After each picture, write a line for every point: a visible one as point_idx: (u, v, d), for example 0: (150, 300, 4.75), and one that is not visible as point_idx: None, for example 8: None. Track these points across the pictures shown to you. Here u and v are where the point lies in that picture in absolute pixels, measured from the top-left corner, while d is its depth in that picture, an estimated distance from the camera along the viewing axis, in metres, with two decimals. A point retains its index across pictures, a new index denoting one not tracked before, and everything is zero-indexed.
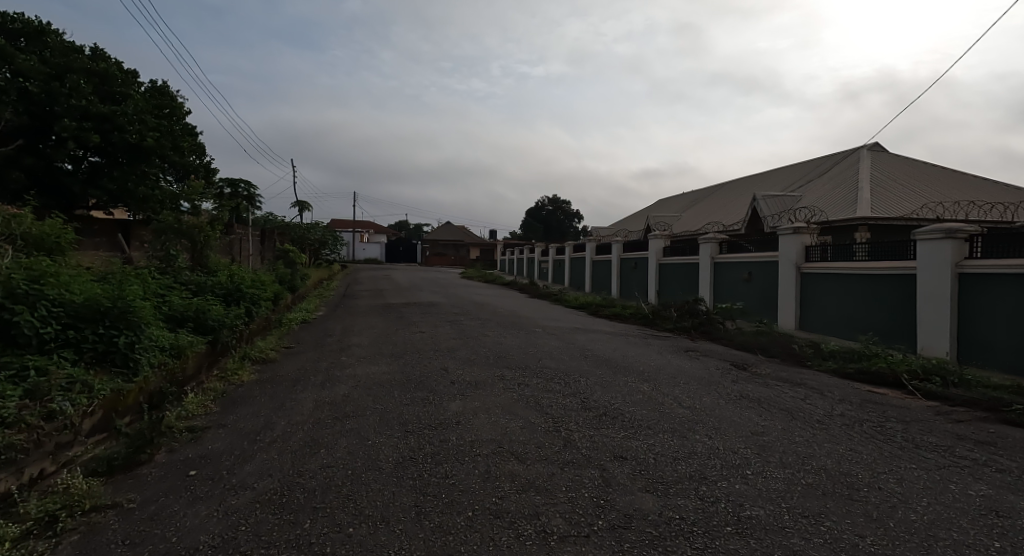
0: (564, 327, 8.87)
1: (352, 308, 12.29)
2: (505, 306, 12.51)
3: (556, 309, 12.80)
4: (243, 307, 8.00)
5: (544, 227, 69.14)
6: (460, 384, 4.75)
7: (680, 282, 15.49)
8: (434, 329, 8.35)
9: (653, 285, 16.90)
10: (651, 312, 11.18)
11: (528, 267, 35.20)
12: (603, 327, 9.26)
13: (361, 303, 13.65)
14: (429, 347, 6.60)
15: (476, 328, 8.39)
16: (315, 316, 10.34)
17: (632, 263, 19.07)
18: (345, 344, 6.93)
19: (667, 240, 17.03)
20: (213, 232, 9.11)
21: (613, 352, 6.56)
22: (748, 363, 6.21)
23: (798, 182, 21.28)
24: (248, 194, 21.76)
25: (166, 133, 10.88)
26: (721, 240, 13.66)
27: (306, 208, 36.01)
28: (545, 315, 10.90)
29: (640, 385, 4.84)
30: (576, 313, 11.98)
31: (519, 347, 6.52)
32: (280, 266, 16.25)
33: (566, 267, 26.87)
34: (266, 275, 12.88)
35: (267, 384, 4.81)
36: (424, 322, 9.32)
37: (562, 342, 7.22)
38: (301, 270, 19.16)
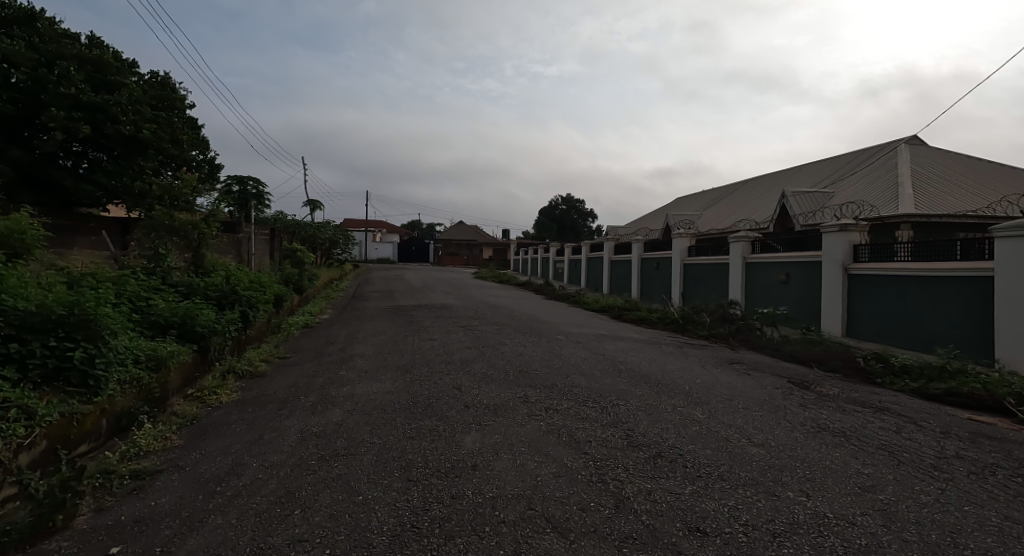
0: (589, 335, 8.08)
1: (361, 311, 11.61)
2: (523, 310, 11.74)
3: (577, 313, 11.99)
4: (239, 311, 7.31)
5: (558, 226, 68.21)
6: (477, 408, 3.99)
7: (707, 284, 14.56)
8: (447, 336, 7.61)
9: (677, 286, 16.00)
10: (681, 317, 10.34)
11: (543, 267, 34.35)
12: (631, 334, 8.44)
13: (371, 305, 12.96)
14: (442, 359, 5.86)
15: (492, 336, 7.63)
16: (320, 320, 9.67)
17: (654, 263, 18.16)
18: (347, 354, 6.21)
19: (692, 239, 16.11)
20: (210, 230, 8.45)
21: (649, 366, 5.75)
22: (808, 381, 5.38)
23: (830, 178, 20.21)
24: (259, 193, 21.46)
25: (164, 126, 10.28)
26: (754, 239, 12.73)
27: (319, 208, 35.66)
28: (566, 320, 10.12)
29: (692, 411, 4.03)
30: (599, 318, 11.16)
31: (542, 360, 5.75)
32: (288, 266, 15.67)
33: (583, 267, 25.97)
34: (271, 276, 12.26)
35: (249, 406, 4.09)
36: (436, 328, 8.57)
37: (590, 353, 6.43)
38: (310, 270, 18.59)
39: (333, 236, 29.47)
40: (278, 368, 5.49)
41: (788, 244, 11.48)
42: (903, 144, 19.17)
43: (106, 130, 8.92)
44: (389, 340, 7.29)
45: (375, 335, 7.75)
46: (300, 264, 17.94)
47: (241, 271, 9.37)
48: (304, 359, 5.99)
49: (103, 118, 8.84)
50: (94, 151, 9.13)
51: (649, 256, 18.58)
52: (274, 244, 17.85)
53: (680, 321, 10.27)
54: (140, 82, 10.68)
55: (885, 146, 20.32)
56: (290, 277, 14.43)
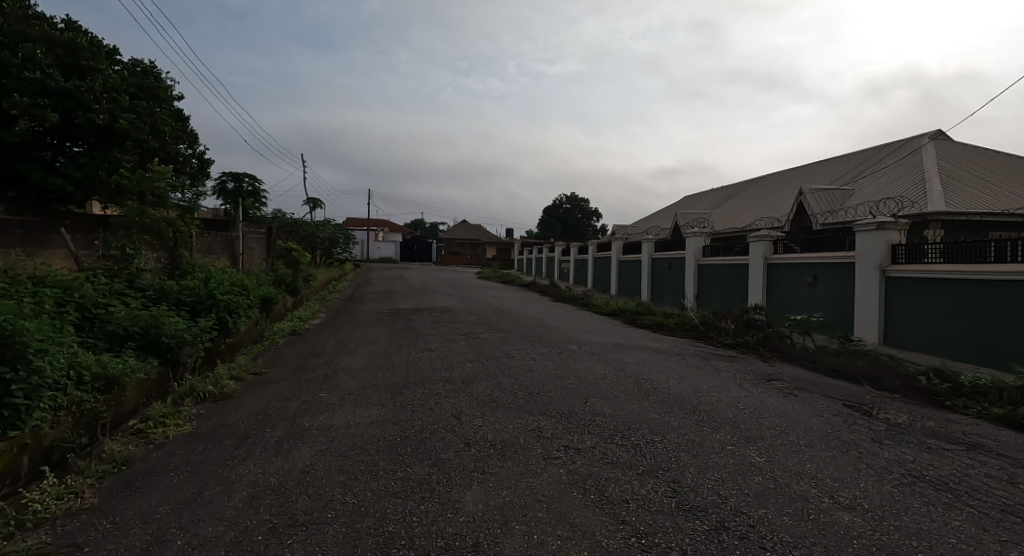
0: (604, 344, 7.32)
1: (357, 315, 10.92)
2: (529, 314, 11.02)
3: (586, 317, 11.26)
4: (217, 318, 6.58)
5: (562, 225, 67.45)
6: (481, 448, 3.24)
7: (724, 287, 13.78)
8: (449, 346, 6.90)
9: (691, 288, 15.25)
10: (700, 322, 9.61)
11: (548, 267, 33.60)
12: (649, 343, 7.70)
13: (367, 308, 12.27)
14: (440, 375, 5.13)
15: (498, 345, 6.90)
16: (311, 326, 8.98)
17: (665, 263, 17.39)
18: (334, 368, 5.49)
19: (706, 238, 15.34)
20: (188, 228, 7.73)
21: (678, 385, 5.01)
22: (865, 404, 4.63)
23: (848, 175, 19.39)
24: (253, 189, 20.88)
25: (144, 116, 9.57)
26: (775, 238, 11.95)
27: (320, 206, 35.03)
28: (576, 326, 9.40)
29: (744, 450, 3.28)
30: (610, 323, 10.42)
31: (556, 378, 5.01)
32: (282, 267, 14.97)
33: (590, 267, 25.20)
34: (261, 278, 11.56)
35: (203, 441, 3.34)
36: (436, 335, 7.84)
37: (608, 367, 5.70)
38: (306, 271, 17.88)
39: (333, 235, 28.79)
40: (252, 387, 4.75)
41: (814, 244, 10.71)
42: (927, 139, 18.36)
43: (77, 119, 8.22)
44: (383, 350, 6.57)
45: (369, 344, 7.04)
46: (296, 264, 17.27)
47: (225, 273, 8.66)
48: (284, 374, 5.27)
49: (73, 107, 8.14)
50: (65, 143, 8.44)
51: (659, 256, 17.80)
52: (270, 243, 17.19)
53: (699, 327, 9.54)
54: (119, 70, 9.98)
55: (906, 141, 19.50)
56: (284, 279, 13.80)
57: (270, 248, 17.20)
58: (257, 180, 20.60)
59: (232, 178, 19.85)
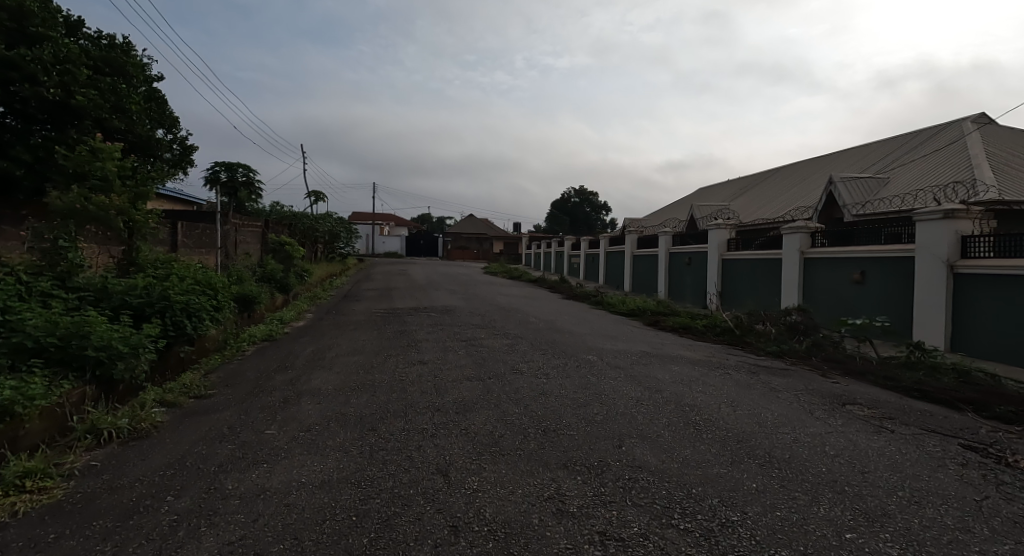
0: (630, 354, 6.22)
1: (349, 315, 9.91)
2: (538, 315, 9.96)
3: (603, 318, 10.18)
4: (169, 324, 5.55)
5: (572, 220, 66.19)
6: (475, 540, 2.13)
7: (753, 284, 12.63)
8: (446, 356, 5.84)
9: (716, 284, 14.11)
10: (734, 325, 8.48)
11: (557, 261, 32.49)
12: (681, 353, 6.58)
13: (360, 307, 11.27)
14: (431, 401, 4.04)
15: (504, 356, 5.83)
16: (293, 329, 7.96)
17: (684, 258, 16.20)
18: (300, 389, 4.43)
19: (731, 231, 14.17)
20: (148, 218, 6.71)
21: (734, 415, 3.90)
22: (990, 444, 3.48)
23: (882, 163, 18.08)
24: (247, 181, 20.45)
25: (107, 92, 8.52)
26: (813, 230, 10.76)
27: (322, 199, 34.14)
28: (592, 329, 8.33)
29: (876, 542, 2.15)
30: (629, 325, 9.32)
31: (576, 406, 3.90)
32: (273, 263, 13.96)
33: (602, 262, 24.06)
34: (244, 275, 10.54)
35: (65, 521, 2.25)
36: (433, 342, 6.78)
37: (641, 388, 4.60)
38: (302, 267, 16.89)
39: (334, 229, 27.83)
40: (185, 417, 3.69)
41: (861, 235, 9.51)
42: (969, 124, 17.01)
43: (22, 92, 7.20)
44: (367, 362, 5.51)
45: (354, 353, 5.99)
46: (290, 259, 16.30)
47: (193, 269, 7.63)
48: (235, 396, 4.21)
49: (17, 78, 7.11)
50: (11, 120, 7.42)
51: (678, 250, 16.64)
52: (262, 237, 16.19)
53: (732, 330, 8.40)
54: (78, 41, 8.95)
55: (945, 127, 18.13)
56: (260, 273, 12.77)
57: (263, 242, 16.24)
58: (252, 173, 20.25)
59: (225, 168, 19.58)
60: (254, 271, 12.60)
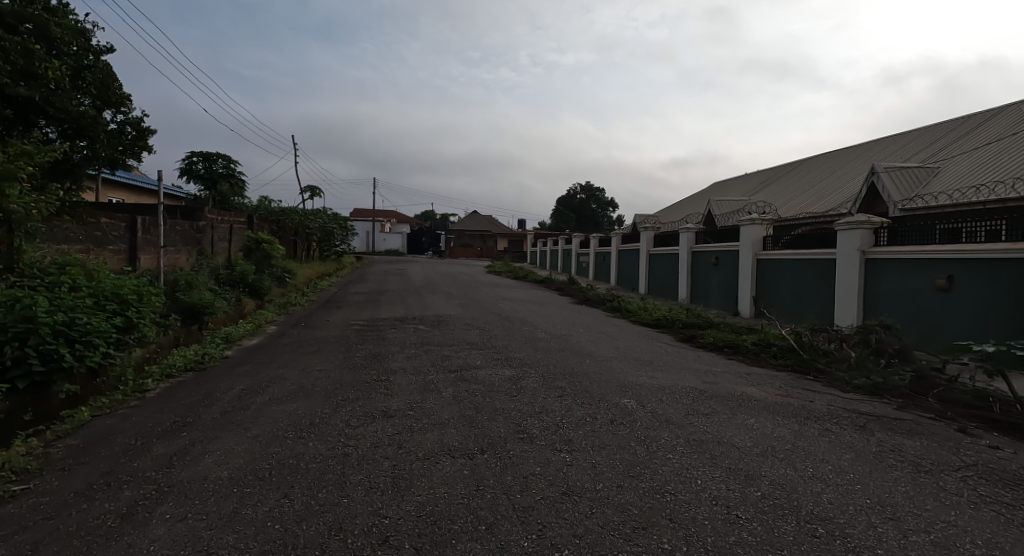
0: (678, 396, 4.54)
1: (321, 327, 8.27)
2: (548, 328, 8.30)
3: (626, 333, 8.48)
4: (32, 354, 3.84)
5: (578, 217, 64.50)
6: None
7: (797, 288, 10.91)
8: (423, 403, 4.15)
9: (750, 288, 12.38)
10: (795, 344, 6.77)
11: (565, 260, 30.78)
12: (745, 392, 4.86)
13: (337, 316, 9.63)
14: (378, 517, 2.34)
15: (504, 402, 4.14)
16: (240, 350, 6.30)
17: (710, 258, 14.47)
18: (174, 478, 2.72)
19: (768, 227, 12.42)
20: (31, 206, 5.04)
21: (916, 551, 2.16)
22: None
23: (929, 152, 16.29)
24: (226, 172, 18.87)
25: (13, 54, 6.89)
26: (877, 226, 9.02)
27: (317, 194, 32.60)
28: (617, 351, 6.62)
29: None
30: (660, 343, 7.62)
31: (630, 537, 2.18)
32: (243, 264, 12.33)
33: (614, 261, 22.36)
34: (196, 280, 8.89)
35: None
36: (411, 374, 5.10)
37: (722, 476, 2.88)
38: (283, 267, 15.28)
39: (326, 226, 26.25)
40: None
41: (943, 232, 7.79)
42: None
43: None
44: (308, 415, 3.81)
45: (296, 396, 4.30)
46: (268, 259, 14.67)
47: (108, 272, 5.97)
48: (52, 497, 2.50)
49: None
50: None
51: (702, 249, 14.91)
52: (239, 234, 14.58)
53: (794, 351, 6.69)
54: None
55: (998, 113, 16.37)
56: (226, 275, 11.18)
57: (240, 240, 14.61)
58: (232, 164, 18.72)
59: (202, 158, 18.07)
60: (219, 274, 11.00)
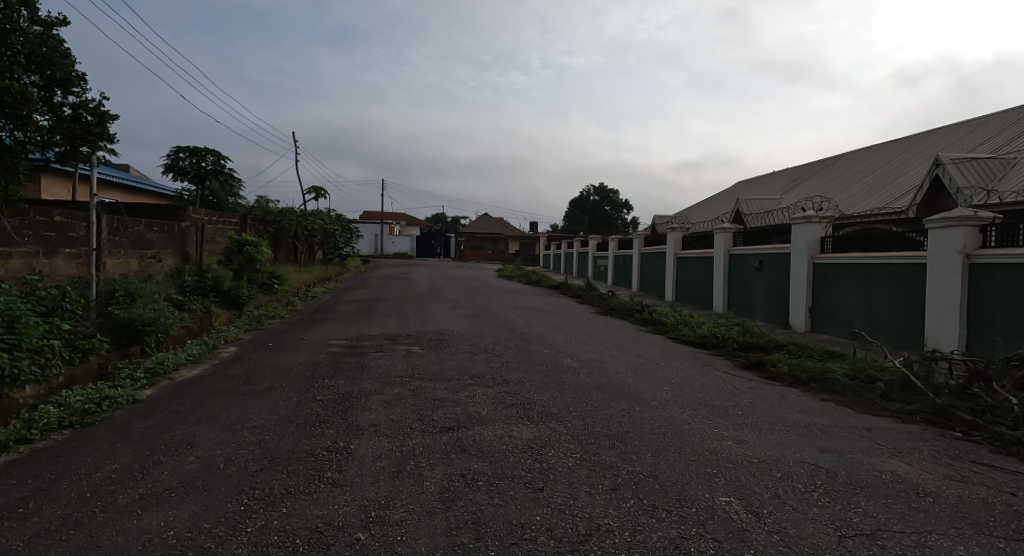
0: (795, 486, 2.83)
1: (292, 349, 6.68)
2: (573, 352, 6.62)
3: (671, 358, 6.76)
4: None
5: (591, 219, 62.79)
6: None
7: (868, 299, 9.14)
8: (385, 511, 2.46)
9: (804, 297, 10.62)
10: (913, 380, 4.99)
11: (580, 264, 29.06)
12: (896, 471, 3.12)
13: (316, 332, 8.01)
14: None
15: (522, 514, 2.43)
16: (166, 387, 4.71)
17: (753, 262, 12.70)
18: None
19: (827, 227, 10.62)
20: None
21: None
22: None
23: (999, 142, 14.29)
24: (216, 170, 17.41)
25: None
26: (983, 224, 7.21)
27: (323, 195, 31.39)
28: (672, 390, 4.89)
29: None
30: (720, 374, 5.88)
31: None
32: (220, 271, 10.83)
33: (635, 265, 20.64)
34: (146, 291, 7.35)
35: None
36: (383, 438, 3.44)
37: None
38: (271, 274, 13.74)
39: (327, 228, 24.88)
40: None
41: None
42: None
43: None
44: (181, 544, 2.15)
45: (188, 490, 2.65)
46: (252, 264, 13.10)
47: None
48: None
49: None
50: None
51: (744, 251, 13.15)
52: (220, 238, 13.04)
53: (913, 390, 4.90)
54: None
55: None
56: (193, 283, 9.64)
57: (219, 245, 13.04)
58: (222, 161, 17.29)
59: (188, 154, 16.65)
60: (187, 282, 9.48)
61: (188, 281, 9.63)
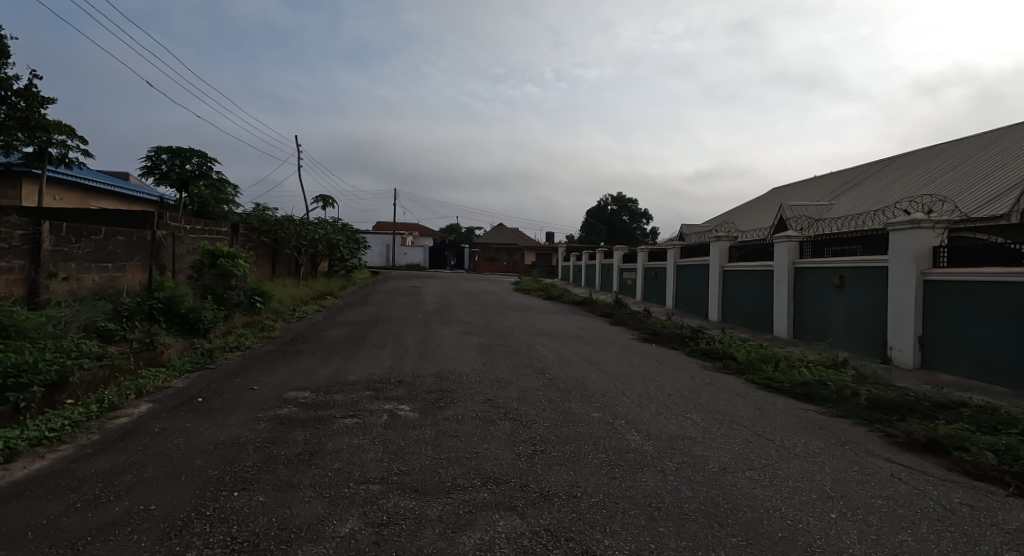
0: None
1: (228, 408, 4.60)
2: (637, 420, 4.45)
3: (784, 427, 4.53)
4: None
5: (608, 229, 60.64)
6: None
7: (1016, 329, 6.88)
8: None
9: (910, 323, 8.38)
10: None
11: (604, 277, 26.88)
12: None
13: (281, 375, 5.93)
14: None
15: None
16: None
17: (830, 278, 10.55)
18: None
19: (941, 235, 8.37)
20: None
21: None
22: None
23: None
24: (203, 174, 15.55)
25: None
26: None
27: (330, 204, 29.77)
28: (853, 525, 2.68)
29: None
30: (888, 466, 3.65)
31: None
32: (179, 290, 8.72)
33: (671, 279, 18.52)
34: (35, 326, 5.30)
35: None
36: None
37: None
38: (252, 295, 11.52)
39: (332, 239, 23.16)
40: None
41: None
42: None
43: None
44: None
45: None
46: (226, 281, 10.61)
47: None
48: None
49: None
50: None
51: (816, 266, 10.99)
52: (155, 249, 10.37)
53: None
54: None
55: None
56: (135, 305, 7.64)
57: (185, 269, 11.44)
58: (208, 163, 15.50)
59: (170, 155, 14.93)
60: (128, 306, 7.46)
61: (128, 303, 7.63)
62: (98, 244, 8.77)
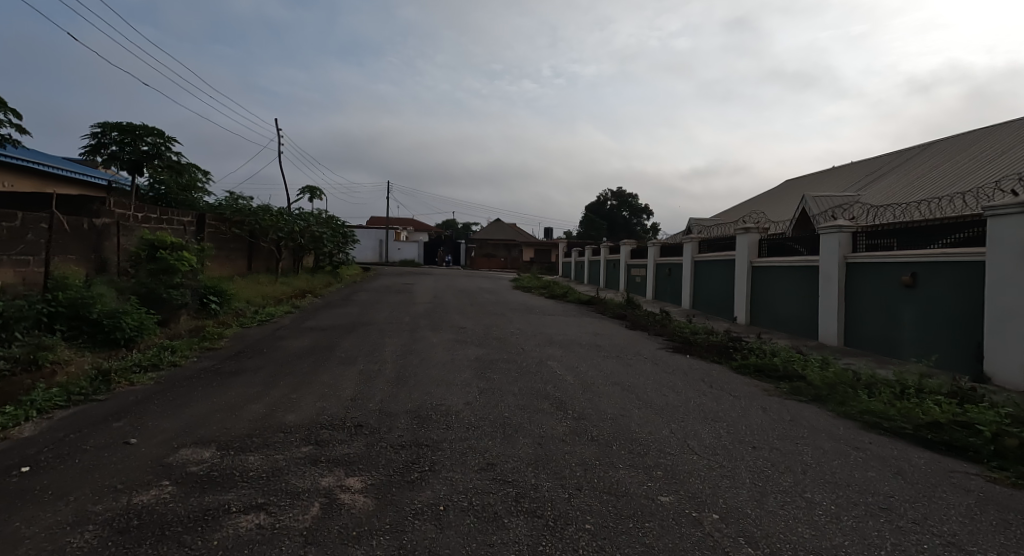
0: None
1: (57, 488, 2.75)
2: (737, 516, 2.64)
3: (977, 522, 2.75)
4: None
5: (609, 224, 58.86)
6: None
7: None
8: None
9: (1020, 331, 6.63)
10: None
11: (609, 274, 25.09)
12: None
13: (191, 414, 4.09)
14: None
15: None
16: None
17: (899, 276, 8.81)
18: None
19: None
20: None
21: None
22: None
23: None
24: (159, 155, 13.39)
25: None
26: None
27: (317, 195, 27.87)
28: None
29: None
30: None
31: None
32: (92, 289, 6.82)
33: (687, 277, 16.78)
34: None
35: None
36: None
37: None
38: (203, 292, 9.65)
39: (316, 232, 21.30)
40: None
41: None
42: None
43: None
44: None
45: None
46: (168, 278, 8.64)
47: None
48: None
49: None
50: None
51: (880, 262, 9.25)
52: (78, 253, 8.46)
53: None
54: None
55: None
56: (21, 308, 5.76)
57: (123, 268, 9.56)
58: (165, 142, 13.41)
59: (120, 133, 12.82)
60: (13, 312, 5.59)
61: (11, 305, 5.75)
62: (11, 232, 6.93)
